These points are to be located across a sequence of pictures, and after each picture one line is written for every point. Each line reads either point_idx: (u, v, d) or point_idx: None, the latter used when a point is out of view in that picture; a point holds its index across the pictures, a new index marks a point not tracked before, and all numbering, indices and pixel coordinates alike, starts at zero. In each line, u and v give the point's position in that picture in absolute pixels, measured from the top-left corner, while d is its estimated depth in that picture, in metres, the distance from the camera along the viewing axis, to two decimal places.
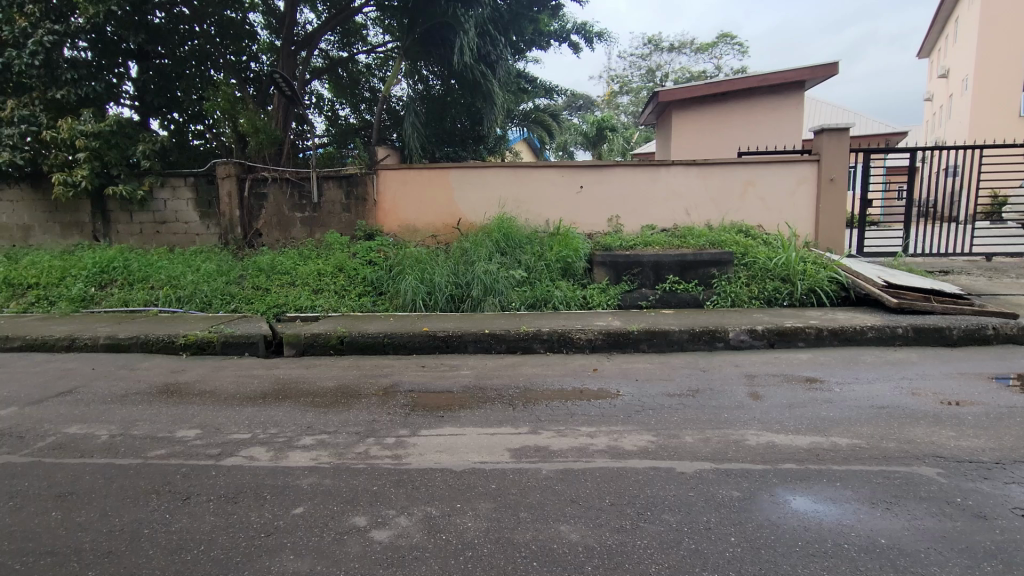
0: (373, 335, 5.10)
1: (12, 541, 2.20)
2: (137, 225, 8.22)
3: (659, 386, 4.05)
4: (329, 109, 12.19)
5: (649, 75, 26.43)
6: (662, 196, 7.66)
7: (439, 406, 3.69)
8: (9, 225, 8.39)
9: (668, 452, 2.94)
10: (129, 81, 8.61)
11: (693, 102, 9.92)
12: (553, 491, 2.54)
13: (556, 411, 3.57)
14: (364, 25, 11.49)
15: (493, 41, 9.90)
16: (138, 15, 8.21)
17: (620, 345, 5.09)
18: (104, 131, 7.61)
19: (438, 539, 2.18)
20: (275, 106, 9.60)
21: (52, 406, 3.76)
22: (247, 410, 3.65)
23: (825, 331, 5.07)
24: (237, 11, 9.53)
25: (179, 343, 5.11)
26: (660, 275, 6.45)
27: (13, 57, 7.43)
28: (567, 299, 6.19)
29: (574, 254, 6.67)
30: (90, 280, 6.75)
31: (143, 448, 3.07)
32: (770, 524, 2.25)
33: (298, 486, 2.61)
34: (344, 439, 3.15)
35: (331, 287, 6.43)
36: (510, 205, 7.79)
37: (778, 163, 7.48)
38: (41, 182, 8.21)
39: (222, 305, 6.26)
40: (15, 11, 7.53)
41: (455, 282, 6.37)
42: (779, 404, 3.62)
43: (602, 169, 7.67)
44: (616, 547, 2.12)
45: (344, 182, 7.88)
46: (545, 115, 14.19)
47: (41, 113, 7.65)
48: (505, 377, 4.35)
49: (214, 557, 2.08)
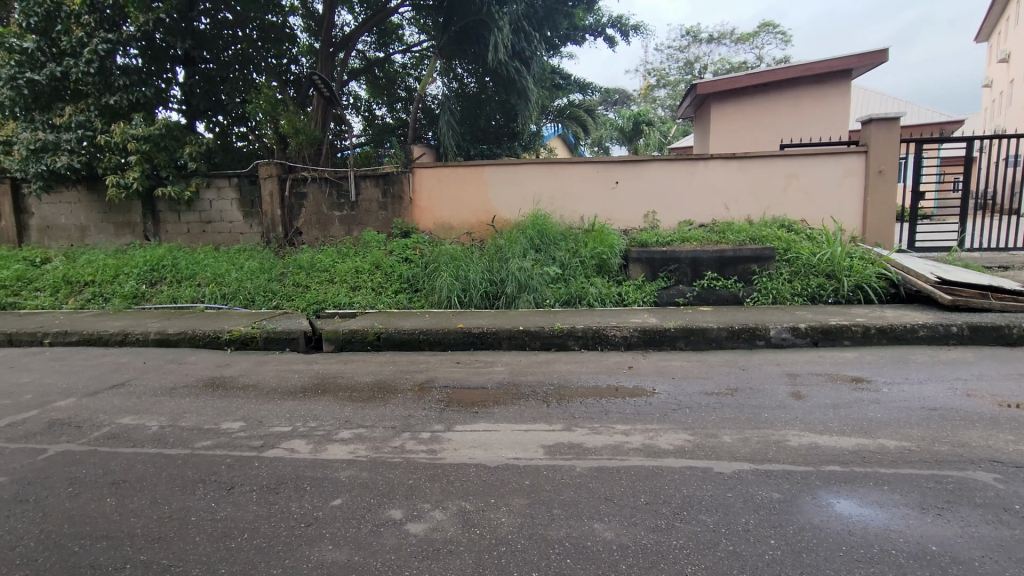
0: (409, 331, 5.18)
1: (71, 526, 2.32)
2: (184, 225, 8.55)
3: (696, 385, 3.96)
4: (366, 109, 12.46)
5: (687, 68, 25.87)
6: (700, 191, 7.50)
7: (474, 403, 3.71)
8: (67, 225, 8.83)
9: (706, 451, 2.88)
10: (176, 86, 8.95)
11: (731, 94, 9.68)
12: (587, 489, 2.52)
13: (590, 409, 3.53)
14: (400, 26, 11.61)
15: (528, 37, 9.81)
16: (185, 22, 8.54)
17: (656, 342, 5.01)
18: (153, 134, 7.96)
19: (472, 533, 2.19)
20: (314, 107, 9.85)
21: (106, 398, 3.95)
22: (288, 403, 3.76)
23: (872, 329, 4.87)
24: (277, 15, 9.81)
25: (224, 339, 5.29)
26: (698, 272, 6.31)
27: (71, 66, 7.83)
28: (602, 295, 6.15)
29: (609, 250, 6.63)
30: (141, 278, 7.08)
31: (191, 439, 3.20)
32: (813, 527, 2.17)
33: (337, 478, 2.67)
34: (381, 433, 3.21)
35: (369, 284, 6.55)
36: (545, 202, 7.76)
37: (822, 155, 7.22)
38: (97, 184, 8.60)
39: (265, 302, 6.44)
40: (71, 22, 7.89)
41: (490, 279, 6.41)
42: (823, 404, 3.49)
43: (638, 164, 7.55)
44: (651, 546, 2.09)
45: (381, 181, 8.01)
46: (580, 110, 14.06)
47: (96, 119, 8.07)
48: (539, 374, 4.33)
49: (257, 545, 2.15)
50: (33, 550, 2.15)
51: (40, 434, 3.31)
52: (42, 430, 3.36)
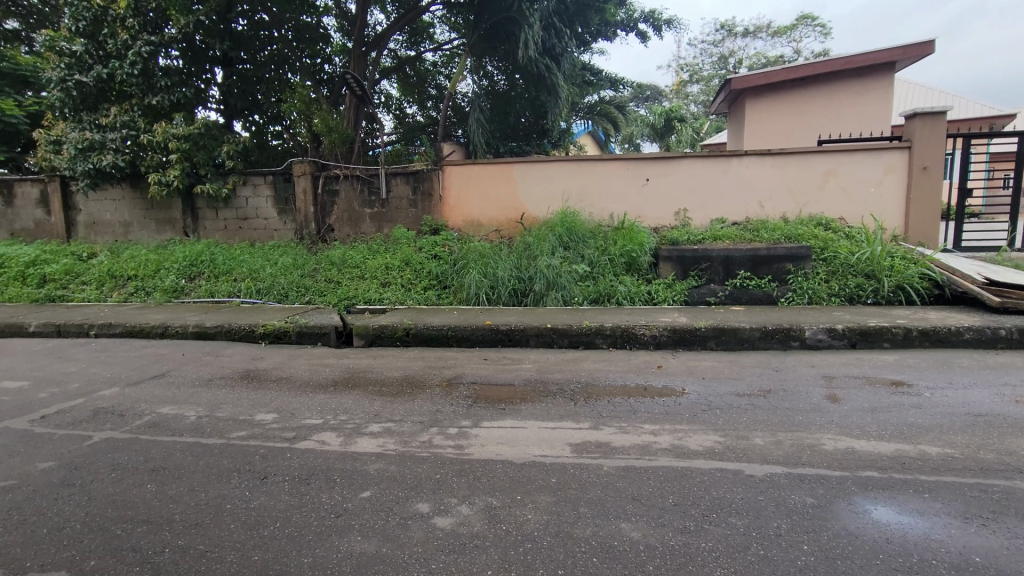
0: (437, 328, 5.22)
1: (114, 509, 2.41)
2: (222, 221, 8.79)
3: (727, 385, 3.89)
4: (397, 108, 12.62)
5: (722, 62, 25.29)
6: (734, 188, 7.35)
7: (501, 399, 3.72)
8: (112, 222, 9.17)
9: (736, 453, 2.82)
10: (215, 86, 9.20)
11: (767, 89, 9.44)
12: (614, 489, 2.49)
13: (617, 407, 3.50)
14: (431, 24, 11.66)
15: (558, 34, 9.77)
16: (223, 23, 8.74)
17: (686, 342, 4.93)
18: (193, 133, 8.23)
19: (498, 529, 2.20)
20: (347, 106, 10.01)
21: (148, 388, 4.11)
22: (320, 396, 3.84)
23: (914, 332, 4.71)
24: (312, 15, 9.97)
25: (259, 332, 5.43)
26: (730, 271, 6.19)
27: (117, 68, 8.13)
28: (631, 294, 6.09)
29: (638, 248, 6.55)
30: (181, 273, 7.33)
31: (227, 429, 3.29)
32: (848, 534, 2.11)
33: (366, 471, 2.72)
34: (409, 428, 3.25)
35: (398, 280, 6.64)
36: (575, 200, 7.71)
37: (862, 151, 6.99)
38: (140, 182, 8.91)
39: (298, 297, 6.58)
40: (117, 25, 8.17)
41: (518, 276, 6.41)
42: (860, 408, 3.38)
43: (669, 161, 7.44)
44: (679, 547, 2.06)
45: (411, 178, 8.10)
46: (610, 106, 13.97)
47: (139, 119, 8.37)
48: (567, 372, 4.32)
49: (289, 534, 2.20)
50: (78, 532, 2.24)
51: (86, 421, 3.46)
52: (88, 418, 3.51)
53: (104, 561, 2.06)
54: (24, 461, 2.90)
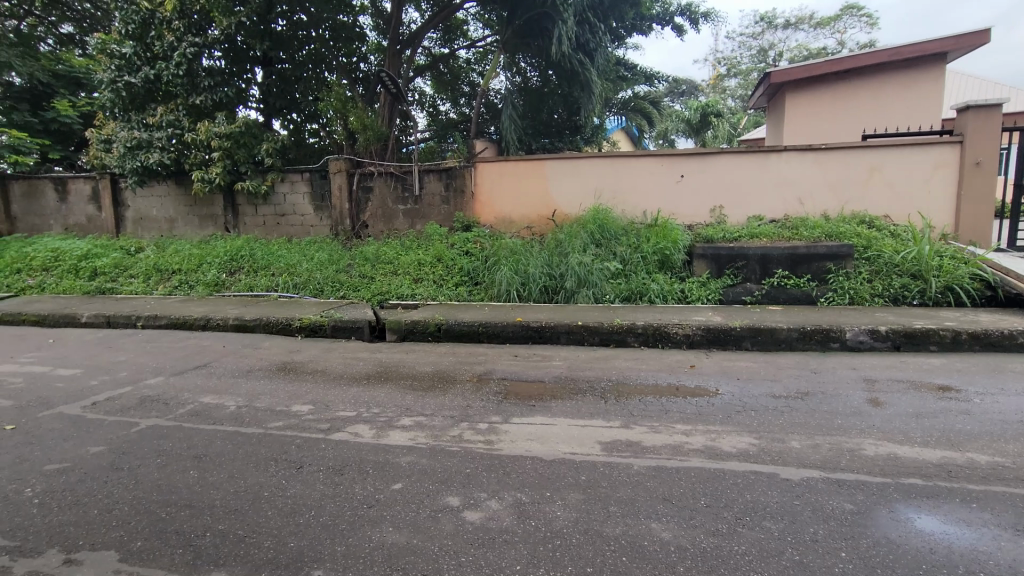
0: (468, 323, 5.25)
1: (159, 493, 2.52)
2: (261, 217, 9.03)
3: (763, 387, 3.80)
4: (430, 105, 12.74)
5: (762, 55, 24.57)
6: (772, 185, 7.16)
7: (531, 396, 3.72)
8: (158, 218, 9.52)
9: (772, 456, 2.76)
10: (255, 85, 9.45)
11: (808, 81, 9.16)
12: (645, 488, 2.47)
13: (649, 407, 3.46)
14: (465, 21, 11.70)
15: (592, 28, 9.68)
16: (264, 23, 8.96)
17: (721, 342, 4.84)
18: (234, 132, 8.48)
19: (527, 525, 2.21)
20: (382, 105, 10.15)
21: (191, 378, 4.27)
22: (354, 389, 3.92)
23: (963, 334, 4.51)
24: (349, 15, 10.12)
25: (296, 326, 5.56)
26: (767, 270, 6.05)
27: (163, 69, 8.44)
28: (664, 292, 6.01)
29: (672, 245, 6.44)
30: (222, 267, 7.58)
31: (265, 419, 3.40)
32: (890, 542, 2.04)
33: (398, 463, 2.76)
34: (440, 422, 3.28)
35: (431, 276, 6.71)
36: (607, 197, 7.64)
37: (910, 145, 6.72)
38: (184, 179, 9.22)
39: (333, 291, 6.72)
40: (163, 27, 8.47)
41: (550, 273, 6.39)
42: (904, 413, 3.26)
43: (705, 157, 7.29)
44: (711, 549, 2.03)
45: (444, 175, 8.16)
46: (645, 102, 13.77)
47: (184, 118, 8.68)
48: (597, 370, 4.29)
49: (323, 522, 2.26)
50: (126, 514, 2.34)
51: (134, 409, 3.61)
52: (135, 405, 3.67)
53: (150, 542, 2.15)
54: (77, 445, 3.05)
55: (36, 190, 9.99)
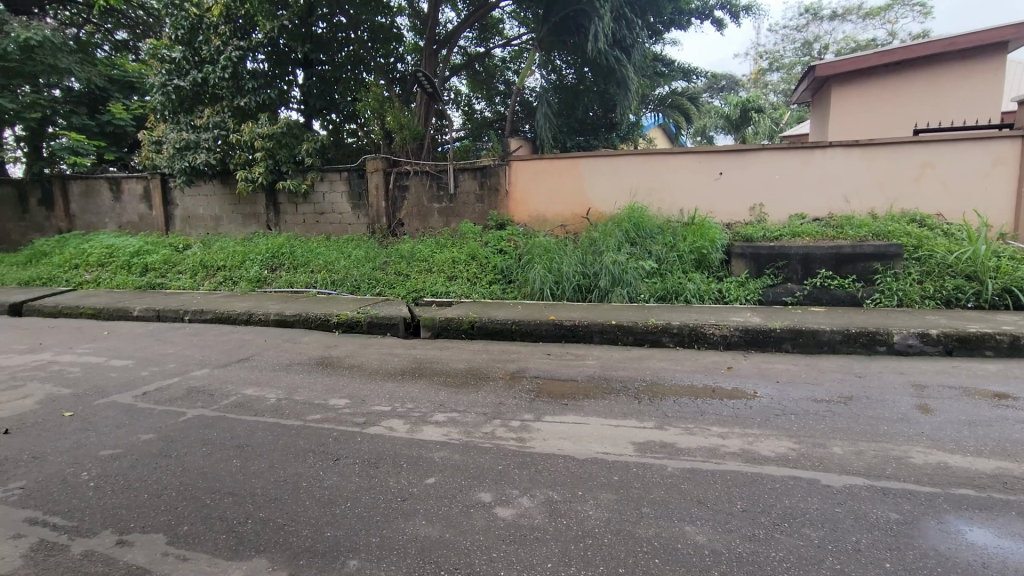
0: (501, 321, 5.27)
1: (204, 481, 2.62)
2: (301, 215, 9.26)
3: (804, 390, 3.69)
4: (466, 104, 12.84)
5: (806, 48, 23.71)
6: (816, 183, 6.94)
7: (564, 395, 3.71)
8: (204, 216, 9.87)
9: (812, 461, 2.68)
10: (296, 87, 9.70)
11: (855, 75, 8.84)
12: (678, 491, 2.43)
13: (684, 408, 3.41)
14: (500, 20, 11.71)
15: (629, 24, 9.55)
16: (305, 27, 9.21)
17: (760, 343, 4.72)
18: (276, 132, 8.75)
19: (559, 523, 2.20)
20: (418, 104, 10.26)
21: (234, 370, 4.42)
22: (389, 384, 3.99)
23: (1021, 339, 4.28)
24: (386, 15, 10.27)
25: (333, 322, 5.70)
26: (810, 270, 5.88)
27: (210, 73, 8.76)
28: (701, 292, 5.89)
29: (710, 244, 6.31)
30: (264, 264, 7.82)
31: (304, 412, 3.49)
32: (938, 554, 1.96)
33: (431, 458, 2.80)
34: (473, 418, 3.31)
35: (464, 274, 6.76)
36: (643, 195, 7.55)
37: (965, 141, 6.42)
38: (228, 178, 9.53)
39: (369, 288, 6.84)
40: (210, 32, 8.80)
41: (583, 272, 6.35)
42: (955, 421, 3.11)
43: (745, 154, 7.10)
44: (746, 555, 1.99)
45: (478, 173, 8.21)
46: (683, 98, 13.54)
47: (229, 120, 8.99)
48: (631, 369, 4.24)
49: (359, 513, 2.31)
50: (173, 499, 2.45)
51: (181, 399, 3.77)
52: (182, 396, 3.83)
53: (195, 527, 2.24)
54: (129, 432, 3.20)
55: (93, 189, 10.51)
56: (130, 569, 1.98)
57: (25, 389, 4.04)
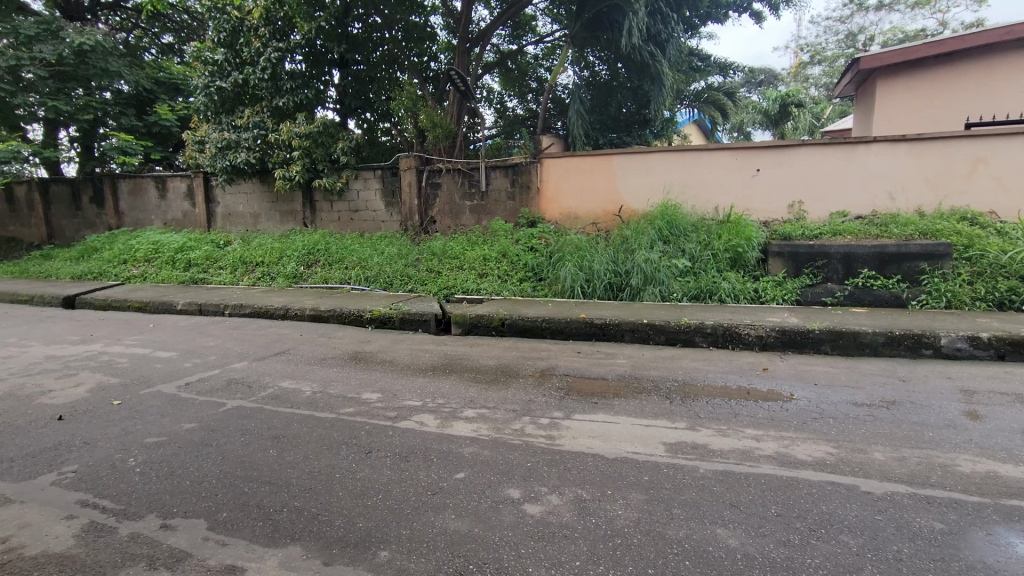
0: (532, 318, 5.28)
1: (242, 469, 2.70)
2: (336, 213, 9.44)
3: (843, 393, 3.58)
4: (498, 101, 12.86)
5: (849, 40, 22.73)
6: (858, 179, 6.71)
7: (594, 393, 3.69)
8: (244, 214, 10.15)
9: (852, 467, 2.60)
10: (333, 87, 9.89)
11: (903, 66, 8.51)
12: (710, 493, 2.39)
13: (717, 409, 3.35)
14: (534, 17, 11.65)
15: (665, 19, 9.37)
16: (341, 27, 9.38)
17: (798, 345, 4.59)
18: (312, 131, 8.94)
19: (587, 522, 2.19)
20: (451, 102, 10.31)
21: (271, 363, 4.55)
22: (420, 380, 4.04)
23: None
24: (420, 15, 10.34)
25: (367, 317, 5.80)
26: (852, 270, 5.69)
27: (250, 74, 9.02)
28: (736, 291, 5.77)
29: (746, 242, 6.17)
30: (300, 260, 8.02)
31: (337, 404, 3.57)
32: (986, 567, 1.87)
33: (461, 453, 2.83)
34: (503, 415, 3.33)
35: (495, 271, 6.79)
36: (677, 192, 7.42)
37: (1021, 134, 6.11)
38: (266, 176, 9.78)
39: (402, 285, 6.94)
40: (251, 34, 9.05)
41: (615, 270, 6.29)
42: (1008, 428, 2.97)
43: (784, 150, 6.91)
44: (781, 560, 1.94)
45: (510, 171, 8.22)
46: (719, 93, 13.27)
47: (268, 119, 9.24)
48: (663, 369, 4.19)
49: (390, 506, 2.35)
50: (213, 487, 2.54)
51: (221, 390, 3.90)
52: (222, 387, 3.96)
53: (234, 514, 2.31)
54: (173, 421, 3.33)
55: (140, 188, 10.94)
56: (174, 552, 2.06)
57: (77, 377, 4.24)
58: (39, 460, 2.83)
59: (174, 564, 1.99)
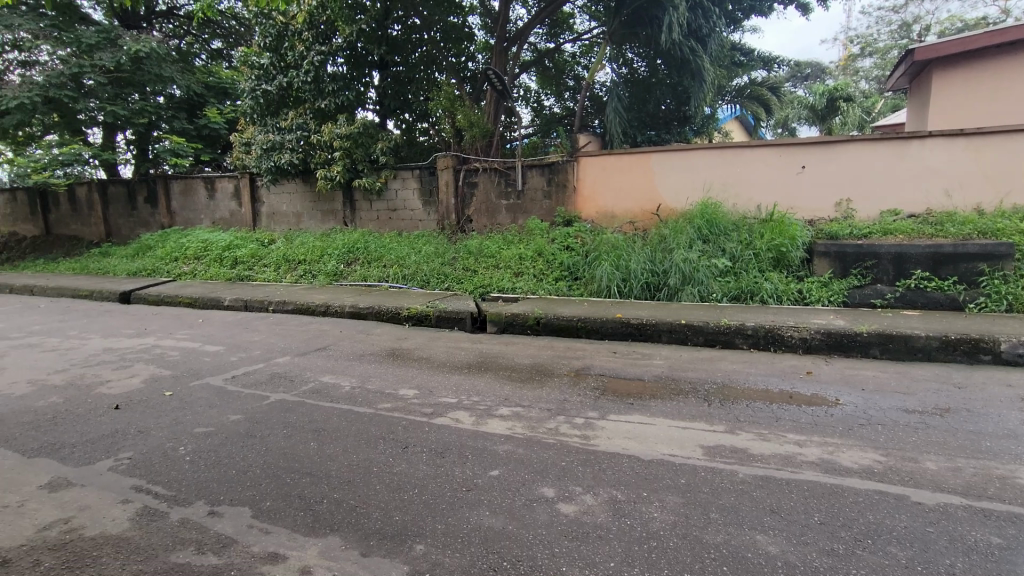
0: (567, 318, 5.27)
1: (284, 460, 2.79)
2: (375, 212, 9.61)
3: (893, 400, 3.43)
4: (535, 100, 12.85)
5: (904, 31, 21.71)
6: (910, 175, 6.43)
7: (630, 394, 3.65)
8: (287, 213, 10.43)
9: (901, 475, 2.49)
10: (373, 88, 10.09)
11: (961, 58, 8.11)
12: (749, 497, 2.34)
13: (758, 413, 3.27)
14: (571, 15, 11.58)
15: (706, 14, 9.20)
16: (381, 30, 9.55)
17: (844, 348, 4.43)
18: (353, 132, 9.15)
19: (622, 523, 2.18)
20: (488, 102, 10.35)
21: (313, 358, 4.68)
22: (456, 377, 4.09)
23: None
24: (459, 15, 10.41)
25: (404, 315, 5.90)
26: (903, 270, 5.46)
27: (295, 77, 9.31)
28: (779, 292, 5.61)
29: (789, 242, 5.99)
30: (341, 258, 8.21)
31: (375, 400, 3.65)
32: None
33: (495, 450, 2.84)
34: (537, 414, 3.33)
35: (531, 270, 6.80)
36: (717, 190, 7.26)
37: None
38: (308, 176, 10.03)
39: (438, 283, 7.02)
40: (295, 38, 9.32)
41: (652, 270, 6.20)
42: None
43: (831, 146, 6.67)
44: (824, 569, 1.88)
45: (547, 170, 8.21)
46: (763, 88, 12.94)
47: (311, 121, 9.51)
48: (701, 370, 4.12)
49: (425, 500, 2.38)
50: (258, 476, 2.63)
51: (265, 383, 4.04)
52: (267, 381, 4.10)
53: (277, 503, 2.39)
54: (220, 413, 3.47)
55: (190, 188, 11.39)
56: (220, 538, 2.15)
57: (132, 369, 4.46)
58: (98, 447, 2.99)
59: (220, 549, 2.07)
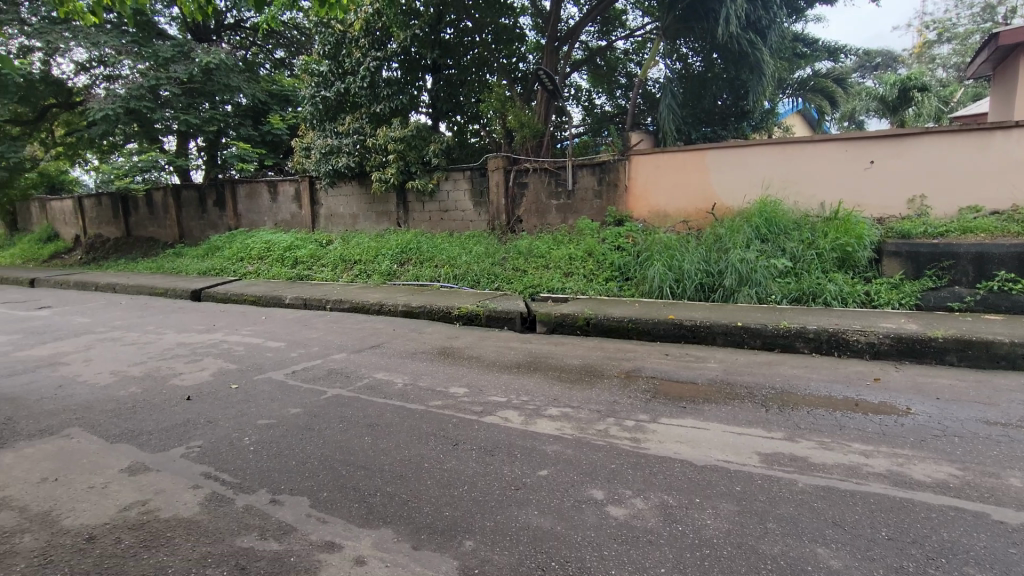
0: (619, 319, 5.21)
1: (340, 453, 2.89)
2: (427, 213, 9.79)
3: (971, 410, 3.20)
4: (587, 99, 12.76)
5: (987, 14, 20.16)
6: (993, 169, 5.99)
7: (683, 397, 3.57)
8: (344, 214, 10.77)
9: (980, 491, 2.32)
10: (426, 91, 10.27)
11: None
12: (809, 508, 2.24)
13: (819, 420, 3.13)
14: (624, 11, 11.41)
15: (766, 5, 8.86)
16: (435, 34, 9.71)
17: (915, 354, 4.17)
18: (406, 135, 9.36)
19: (673, 529, 2.13)
20: (538, 102, 10.30)
21: (368, 355, 4.82)
22: (505, 376, 4.12)
23: None
24: (510, 16, 10.46)
25: (454, 314, 5.98)
26: (985, 271, 5.11)
27: (352, 83, 9.62)
28: (844, 294, 5.35)
29: (856, 241, 5.70)
30: (394, 258, 8.42)
31: (427, 397, 3.72)
32: None
33: (544, 450, 2.84)
34: (586, 415, 3.30)
35: (581, 270, 6.76)
36: (777, 188, 6.98)
37: None
38: (363, 178, 10.34)
39: (488, 283, 7.09)
40: (352, 45, 9.61)
41: (707, 270, 6.03)
42: None
43: (903, 139, 6.29)
44: None
45: (598, 169, 8.13)
46: (828, 80, 12.38)
47: (366, 125, 9.80)
48: (758, 374, 3.98)
49: (474, 498, 2.41)
50: (315, 468, 2.74)
51: (323, 378, 4.20)
52: (324, 376, 4.26)
53: (333, 494, 2.48)
54: (282, 405, 3.63)
55: (255, 192, 11.96)
56: (281, 525, 2.25)
57: (203, 362, 4.73)
58: (171, 435, 3.19)
59: (281, 536, 2.17)
